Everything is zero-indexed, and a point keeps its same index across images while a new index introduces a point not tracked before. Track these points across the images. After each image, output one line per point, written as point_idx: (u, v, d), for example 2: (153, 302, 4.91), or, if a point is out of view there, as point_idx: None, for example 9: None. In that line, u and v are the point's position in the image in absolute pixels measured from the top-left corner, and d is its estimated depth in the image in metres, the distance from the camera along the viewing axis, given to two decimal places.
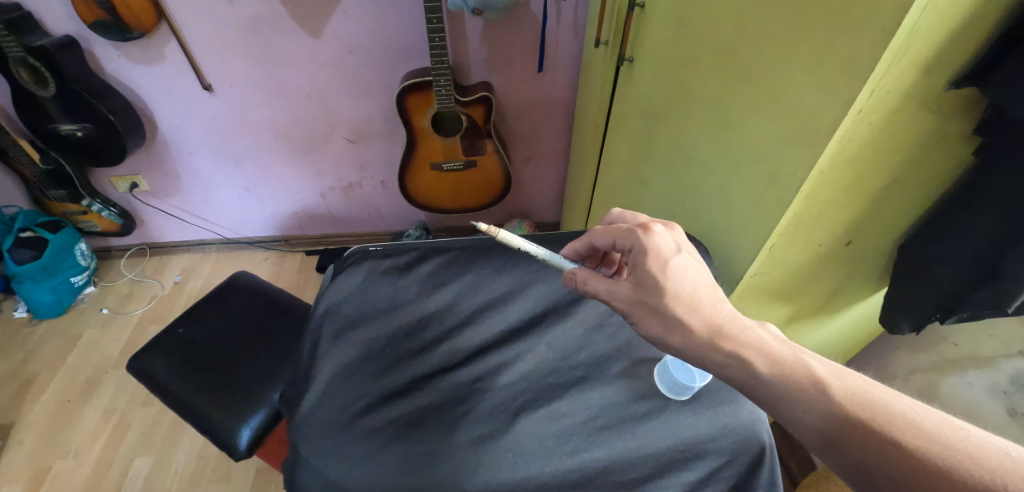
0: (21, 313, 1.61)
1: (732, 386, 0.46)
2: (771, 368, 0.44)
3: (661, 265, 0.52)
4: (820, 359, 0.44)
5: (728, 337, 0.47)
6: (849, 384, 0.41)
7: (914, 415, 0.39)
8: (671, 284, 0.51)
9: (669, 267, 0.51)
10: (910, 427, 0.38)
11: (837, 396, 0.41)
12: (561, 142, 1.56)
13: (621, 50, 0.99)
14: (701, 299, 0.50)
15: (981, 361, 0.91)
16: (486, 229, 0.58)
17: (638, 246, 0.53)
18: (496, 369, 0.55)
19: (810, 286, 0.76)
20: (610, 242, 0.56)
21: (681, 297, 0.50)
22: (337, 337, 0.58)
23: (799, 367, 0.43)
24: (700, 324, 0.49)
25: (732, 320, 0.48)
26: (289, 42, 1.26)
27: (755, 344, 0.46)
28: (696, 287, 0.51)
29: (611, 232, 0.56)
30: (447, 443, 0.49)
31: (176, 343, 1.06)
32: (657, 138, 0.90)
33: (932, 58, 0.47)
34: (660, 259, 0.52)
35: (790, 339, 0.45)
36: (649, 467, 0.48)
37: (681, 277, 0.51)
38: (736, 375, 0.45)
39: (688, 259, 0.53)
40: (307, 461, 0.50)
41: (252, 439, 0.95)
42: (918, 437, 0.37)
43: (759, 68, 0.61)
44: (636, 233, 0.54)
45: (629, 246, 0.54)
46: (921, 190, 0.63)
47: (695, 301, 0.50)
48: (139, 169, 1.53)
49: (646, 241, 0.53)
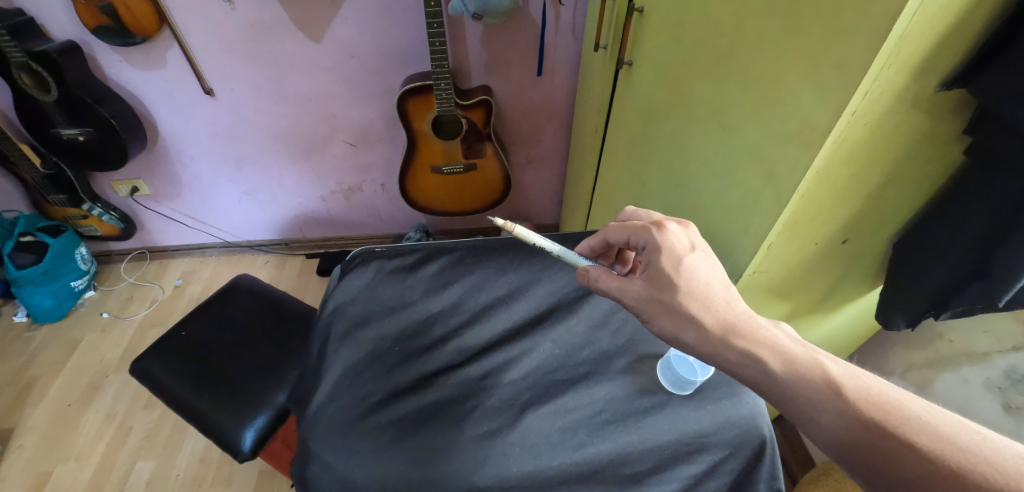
0: (21, 317, 1.61)
1: (745, 384, 0.47)
2: (785, 367, 0.45)
3: (675, 263, 0.53)
4: (833, 359, 0.45)
5: (741, 335, 0.48)
6: (863, 385, 0.42)
7: (929, 416, 0.40)
8: (685, 281, 0.52)
9: (683, 265, 0.53)
10: (925, 429, 0.39)
11: (851, 397, 0.42)
12: (560, 145, 1.58)
13: (619, 54, 1.01)
14: (714, 295, 0.51)
15: (975, 357, 0.88)
16: (503, 225, 0.59)
17: (652, 243, 0.55)
18: (502, 367, 0.56)
19: (807, 284, 0.78)
20: (626, 237, 0.58)
21: (696, 294, 0.51)
22: (345, 336, 0.59)
23: (813, 367, 0.44)
24: (713, 321, 0.50)
25: (745, 318, 0.49)
26: (291, 47, 1.27)
27: (768, 343, 0.47)
28: (709, 284, 0.52)
29: (625, 229, 0.57)
30: (455, 437, 0.51)
31: (179, 346, 1.07)
32: (656, 140, 0.91)
33: (923, 61, 0.49)
34: (675, 257, 0.53)
35: (804, 340, 0.47)
36: (653, 460, 0.49)
37: (694, 274, 0.52)
38: (750, 373, 0.47)
39: (702, 257, 0.54)
40: (317, 457, 0.51)
41: (256, 441, 0.96)
42: (933, 439, 0.38)
43: (756, 71, 0.63)
44: (650, 230, 0.55)
45: (643, 244, 0.56)
46: (914, 189, 0.65)
47: (708, 299, 0.51)
48: (140, 173, 1.54)
49: (660, 238, 0.54)
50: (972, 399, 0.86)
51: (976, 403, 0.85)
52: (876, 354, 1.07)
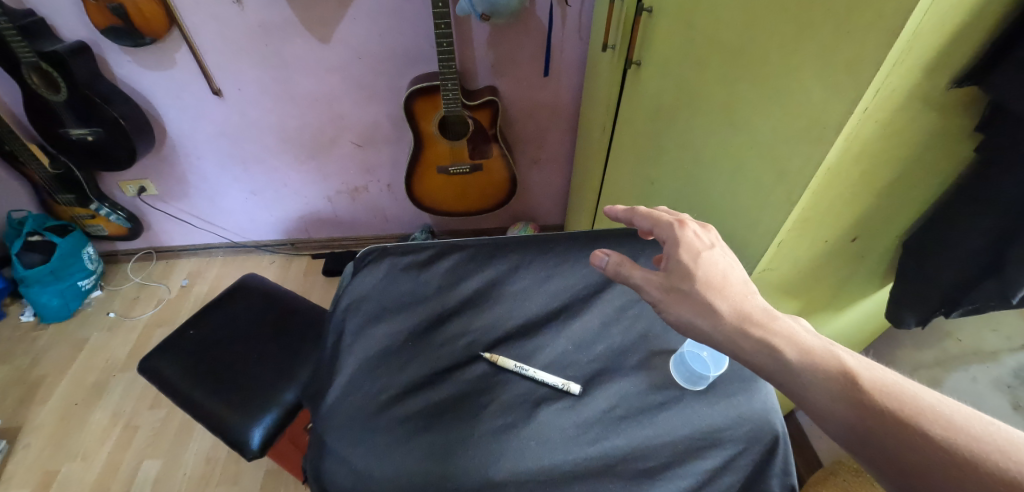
0: (28, 317, 1.62)
1: (760, 373, 0.47)
2: (800, 357, 0.45)
3: (693, 256, 0.54)
4: (849, 352, 0.46)
5: (757, 324, 0.49)
6: (879, 376, 0.43)
7: (943, 408, 0.40)
8: (702, 272, 0.53)
9: (701, 258, 0.54)
10: (939, 420, 0.39)
11: (866, 387, 0.42)
12: (566, 146, 1.59)
13: (628, 54, 1.01)
14: (732, 288, 0.52)
15: (984, 355, 0.88)
16: None
17: (672, 237, 0.56)
18: (517, 362, 0.56)
19: (816, 283, 0.78)
20: (647, 230, 0.59)
21: (713, 285, 0.52)
22: (360, 331, 0.59)
23: (830, 358, 0.44)
24: (728, 309, 0.51)
25: (762, 311, 0.50)
26: (299, 48, 1.28)
27: (784, 333, 0.47)
28: (727, 276, 0.53)
29: (647, 221, 0.58)
30: (470, 431, 0.51)
31: (188, 345, 1.07)
32: (664, 139, 0.92)
33: (935, 57, 0.49)
34: (693, 251, 0.54)
35: (820, 333, 0.47)
36: (667, 455, 0.50)
37: (712, 267, 0.53)
38: (764, 361, 0.47)
39: (721, 254, 0.55)
40: (333, 450, 0.51)
41: (264, 439, 0.96)
42: (947, 428, 0.39)
43: (767, 67, 0.63)
44: (671, 225, 0.56)
45: (663, 239, 0.57)
46: (924, 187, 0.65)
47: (725, 289, 0.52)
48: (147, 173, 1.55)
49: (680, 233, 0.56)
50: (982, 398, 0.86)
51: (985, 402, 0.85)
52: (883, 353, 1.08)
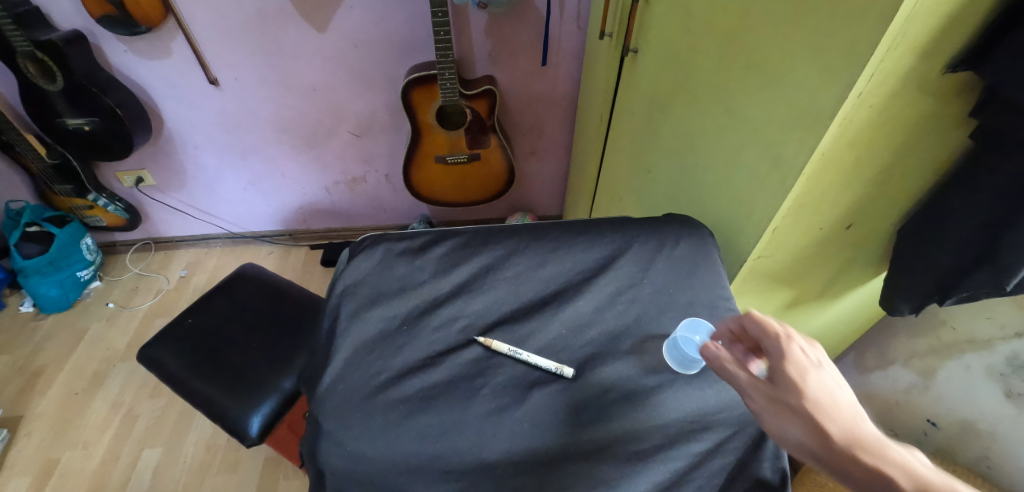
0: (28, 307, 1.63)
1: None
2: None
3: (803, 376, 0.45)
4: None
5: (873, 458, 0.41)
6: None
7: None
8: (812, 393, 0.44)
9: (813, 379, 0.45)
10: None
11: None
12: (564, 136, 1.58)
13: (625, 42, 1.01)
14: (844, 411, 0.44)
15: (978, 344, 0.87)
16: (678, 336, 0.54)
17: (779, 351, 0.47)
18: (512, 346, 0.57)
19: (811, 270, 0.79)
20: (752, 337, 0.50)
21: (823, 409, 0.44)
22: (356, 314, 0.60)
23: None
24: (839, 437, 0.42)
25: (878, 445, 0.41)
26: (295, 37, 1.27)
27: (904, 473, 0.39)
28: (839, 400, 0.44)
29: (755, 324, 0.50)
30: (464, 413, 0.51)
31: (187, 333, 1.08)
32: (661, 127, 0.92)
33: (930, 42, 0.49)
34: (804, 369, 0.46)
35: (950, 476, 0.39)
36: (659, 438, 0.50)
37: (824, 389, 0.45)
38: None
39: (834, 374, 0.46)
40: (327, 431, 0.51)
41: (263, 426, 0.97)
42: None
43: (763, 53, 0.63)
44: (778, 337, 0.48)
45: (768, 351, 0.48)
46: (918, 173, 0.65)
47: (835, 414, 0.43)
48: (145, 163, 1.54)
49: (786, 347, 0.47)
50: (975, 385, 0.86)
51: (979, 391, 0.87)
52: (878, 342, 1.08)
